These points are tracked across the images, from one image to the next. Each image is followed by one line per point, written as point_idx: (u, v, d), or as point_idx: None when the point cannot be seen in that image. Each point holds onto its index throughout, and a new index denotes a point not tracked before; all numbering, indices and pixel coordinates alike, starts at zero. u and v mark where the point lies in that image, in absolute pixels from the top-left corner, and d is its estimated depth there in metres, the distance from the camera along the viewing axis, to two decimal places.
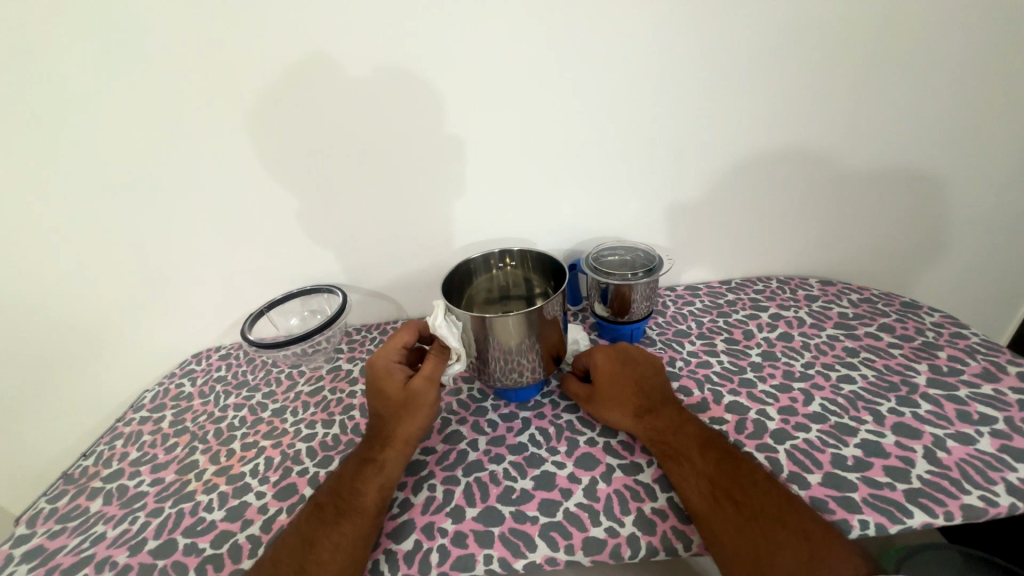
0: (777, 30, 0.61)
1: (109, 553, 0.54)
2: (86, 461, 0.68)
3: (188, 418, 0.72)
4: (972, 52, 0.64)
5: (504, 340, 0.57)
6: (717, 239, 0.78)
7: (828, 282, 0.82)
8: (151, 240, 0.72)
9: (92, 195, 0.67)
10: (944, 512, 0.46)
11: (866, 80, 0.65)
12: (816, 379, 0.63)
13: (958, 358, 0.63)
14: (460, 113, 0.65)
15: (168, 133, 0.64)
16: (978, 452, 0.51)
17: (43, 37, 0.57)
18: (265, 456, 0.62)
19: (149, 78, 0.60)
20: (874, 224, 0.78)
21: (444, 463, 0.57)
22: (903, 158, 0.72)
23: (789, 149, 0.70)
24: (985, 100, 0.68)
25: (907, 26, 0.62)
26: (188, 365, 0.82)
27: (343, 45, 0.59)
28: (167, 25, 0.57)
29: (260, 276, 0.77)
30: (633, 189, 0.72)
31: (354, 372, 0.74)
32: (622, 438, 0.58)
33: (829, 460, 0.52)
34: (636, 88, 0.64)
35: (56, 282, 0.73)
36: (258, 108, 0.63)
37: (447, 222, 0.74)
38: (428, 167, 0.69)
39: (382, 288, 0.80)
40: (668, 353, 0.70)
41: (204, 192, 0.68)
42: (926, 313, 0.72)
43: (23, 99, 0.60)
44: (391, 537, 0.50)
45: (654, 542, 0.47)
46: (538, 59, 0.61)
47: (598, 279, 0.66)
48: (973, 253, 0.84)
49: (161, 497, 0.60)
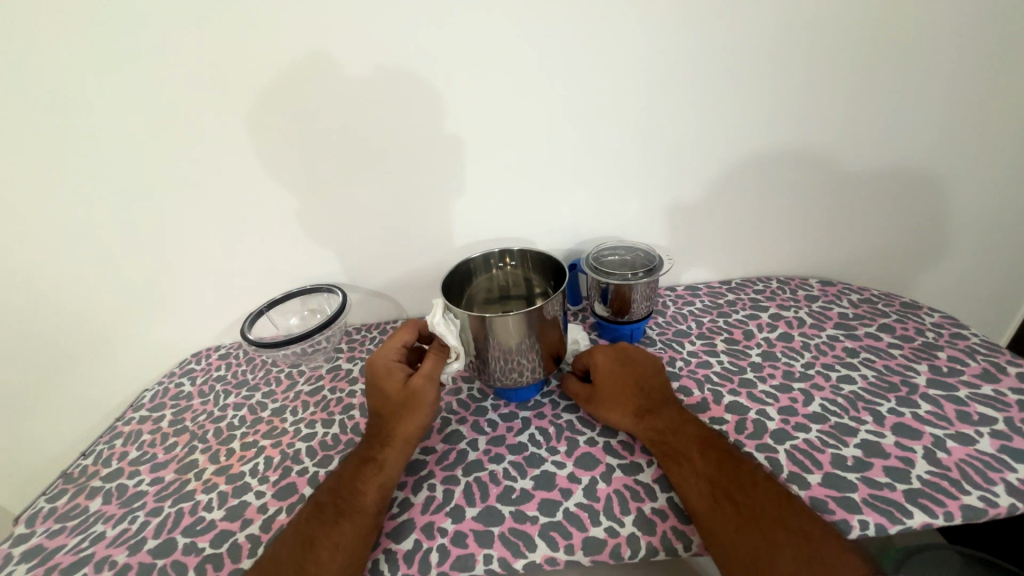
0: (778, 30, 0.61)
1: (108, 552, 0.54)
2: (86, 460, 0.68)
3: (187, 417, 0.72)
4: (972, 52, 0.64)
5: (503, 340, 0.57)
6: (718, 239, 0.78)
7: (828, 283, 0.82)
8: (150, 240, 0.72)
9: (90, 195, 0.67)
10: (943, 512, 0.46)
11: (867, 81, 0.65)
12: (816, 379, 0.63)
13: (958, 359, 0.63)
14: (458, 112, 0.65)
15: (167, 133, 0.64)
16: (978, 453, 0.51)
17: (42, 39, 0.57)
18: (265, 456, 0.62)
19: (147, 77, 0.60)
20: (874, 224, 0.78)
21: (444, 463, 0.57)
22: (903, 158, 0.72)
23: (788, 150, 0.70)
24: (986, 100, 0.68)
25: (907, 26, 0.62)
26: (188, 364, 0.82)
27: (343, 45, 0.59)
28: (167, 25, 0.57)
29: (259, 276, 0.77)
30: (634, 189, 0.72)
31: (354, 371, 0.74)
32: (622, 438, 0.58)
33: (829, 460, 0.52)
34: (635, 88, 0.64)
35: (55, 282, 0.73)
36: (258, 107, 0.63)
37: (447, 221, 0.74)
38: (428, 167, 0.69)
39: (382, 287, 0.80)
40: (668, 353, 0.70)
41: (204, 191, 0.68)
42: (926, 313, 0.73)
43: (21, 98, 0.60)
44: (391, 537, 0.50)
45: (654, 543, 0.47)
46: (538, 59, 0.61)
47: (598, 278, 0.66)
48: (974, 253, 0.83)
49: (160, 496, 0.60)
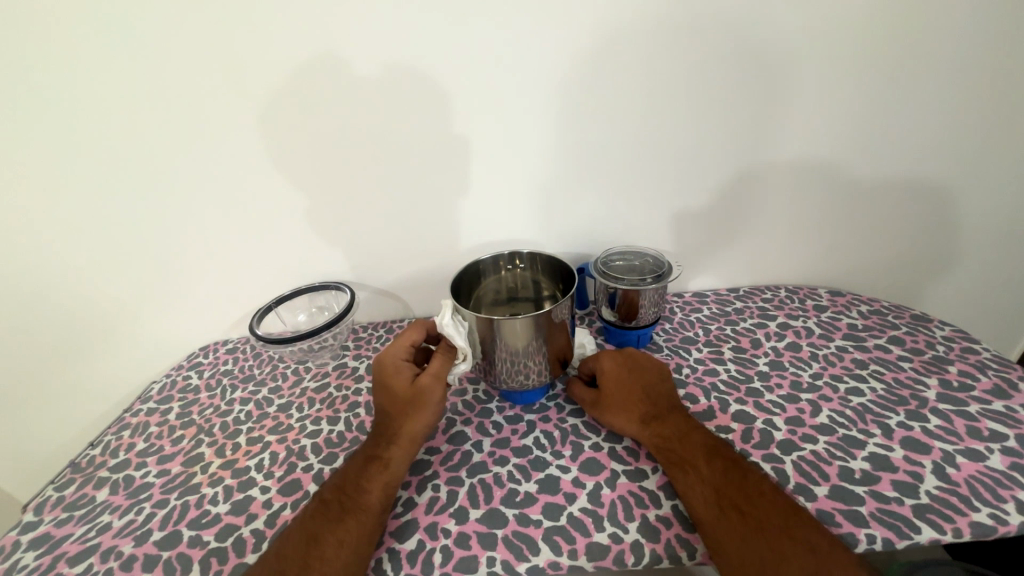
0: (790, 40, 0.61)
1: (114, 543, 0.54)
2: (93, 450, 0.69)
3: (194, 410, 0.72)
4: (987, 63, 0.64)
5: (510, 342, 0.57)
6: (727, 247, 0.78)
7: (838, 293, 0.81)
8: (161, 235, 0.72)
9: (102, 189, 0.68)
10: (952, 528, 0.46)
11: (880, 91, 0.65)
12: (824, 391, 0.62)
13: (969, 373, 0.63)
14: (470, 115, 0.65)
15: (178, 129, 0.64)
16: (988, 469, 0.51)
17: (59, 34, 0.58)
18: (270, 451, 0.62)
19: (159, 73, 0.61)
20: (884, 235, 0.78)
21: (448, 463, 0.58)
22: (916, 169, 0.72)
23: (800, 160, 0.70)
24: (1001, 112, 0.67)
25: (922, 37, 0.62)
26: (196, 358, 0.82)
27: (355, 45, 0.60)
28: (180, 22, 0.58)
29: (267, 272, 0.77)
30: (644, 194, 0.72)
31: (360, 369, 0.74)
32: (627, 444, 0.58)
33: (836, 472, 0.52)
34: (646, 93, 0.64)
35: (65, 274, 0.73)
36: (269, 105, 0.63)
37: (456, 223, 0.74)
38: (440, 168, 0.69)
39: (390, 286, 0.80)
40: (674, 359, 0.70)
41: (215, 187, 0.69)
42: (937, 326, 0.72)
43: (37, 92, 0.61)
44: (394, 536, 0.50)
45: (658, 550, 0.47)
46: (548, 64, 0.62)
47: (607, 283, 0.66)
48: (986, 266, 0.83)
49: (166, 489, 0.60)
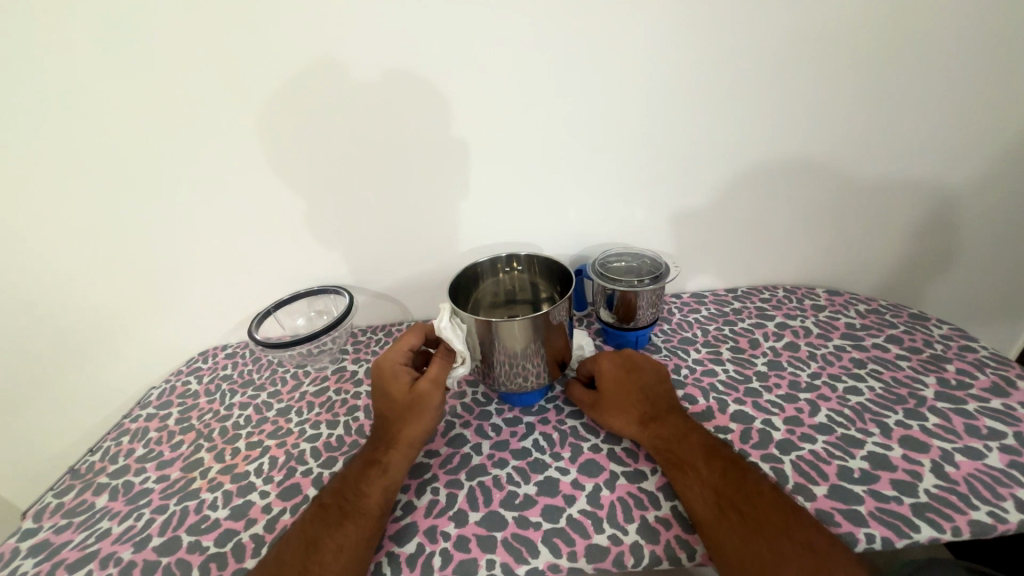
0: (783, 39, 0.61)
1: (114, 549, 0.54)
2: (93, 457, 0.69)
3: (193, 416, 0.72)
4: (979, 63, 0.64)
5: (509, 345, 0.57)
6: (724, 247, 0.78)
7: (835, 292, 0.81)
8: (158, 239, 0.72)
9: (101, 194, 0.68)
10: (951, 527, 0.46)
11: (874, 91, 0.65)
12: (822, 390, 0.62)
13: (966, 371, 0.63)
14: (466, 118, 0.65)
15: (175, 133, 0.64)
16: (987, 467, 0.50)
17: (51, 39, 0.58)
18: (269, 455, 0.62)
19: (158, 78, 0.61)
20: (880, 234, 0.78)
21: (448, 466, 0.58)
22: (911, 168, 0.72)
23: (796, 160, 0.70)
24: (993, 112, 0.68)
25: (915, 36, 0.62)
26: (195, 363, 0.82)
27: (350, 49, 0.60)
28: (178, 26, 0.58)
29: (267, 276, 0.77)
30: (640, 195, 0.72)
31: (359, 372, 0.75)
32: (626, 446, 0.58)
33: (834, 472, 0.52)
34: (641, 94, 0.64)
35: (62, 280, 0.73)
36: (266, 109, 0.63)
37: (454, 225, 0.74)
38: (437, 170, 0.69)
39: (388, 290, 0.81)
40: (673, 360, 0.70)
41: (213, 192, 0.69)
42: (934, 325, 0.72)
43: (31, 97, 0.61)
44: (394, 540, 0.50)
45: (657, 551, 0.46)
46: (543, 66, 0.62)
47: (605, 285, 0.66)
48: (982, 263, 0.83)
49: (166, 494, 0.60)
